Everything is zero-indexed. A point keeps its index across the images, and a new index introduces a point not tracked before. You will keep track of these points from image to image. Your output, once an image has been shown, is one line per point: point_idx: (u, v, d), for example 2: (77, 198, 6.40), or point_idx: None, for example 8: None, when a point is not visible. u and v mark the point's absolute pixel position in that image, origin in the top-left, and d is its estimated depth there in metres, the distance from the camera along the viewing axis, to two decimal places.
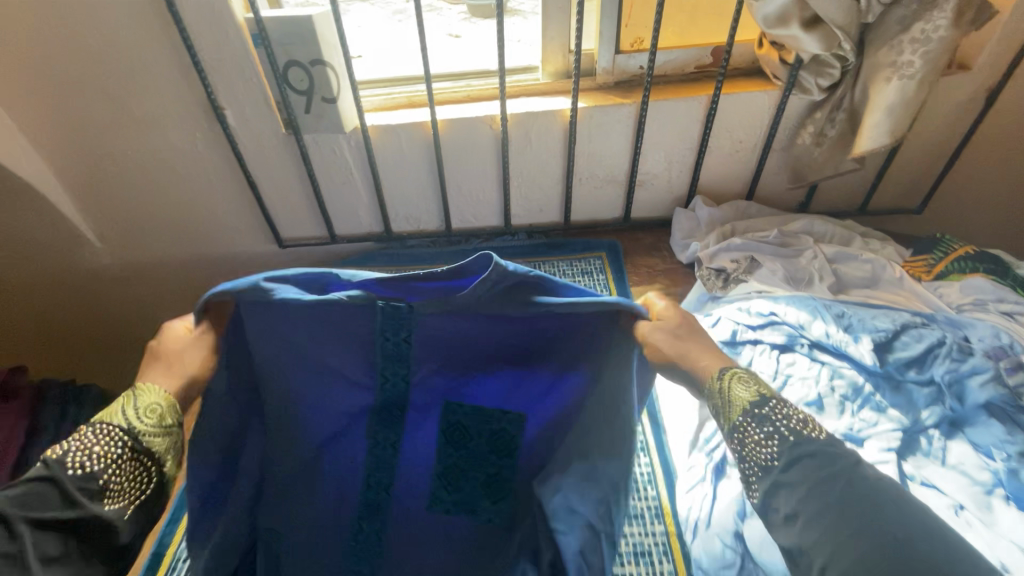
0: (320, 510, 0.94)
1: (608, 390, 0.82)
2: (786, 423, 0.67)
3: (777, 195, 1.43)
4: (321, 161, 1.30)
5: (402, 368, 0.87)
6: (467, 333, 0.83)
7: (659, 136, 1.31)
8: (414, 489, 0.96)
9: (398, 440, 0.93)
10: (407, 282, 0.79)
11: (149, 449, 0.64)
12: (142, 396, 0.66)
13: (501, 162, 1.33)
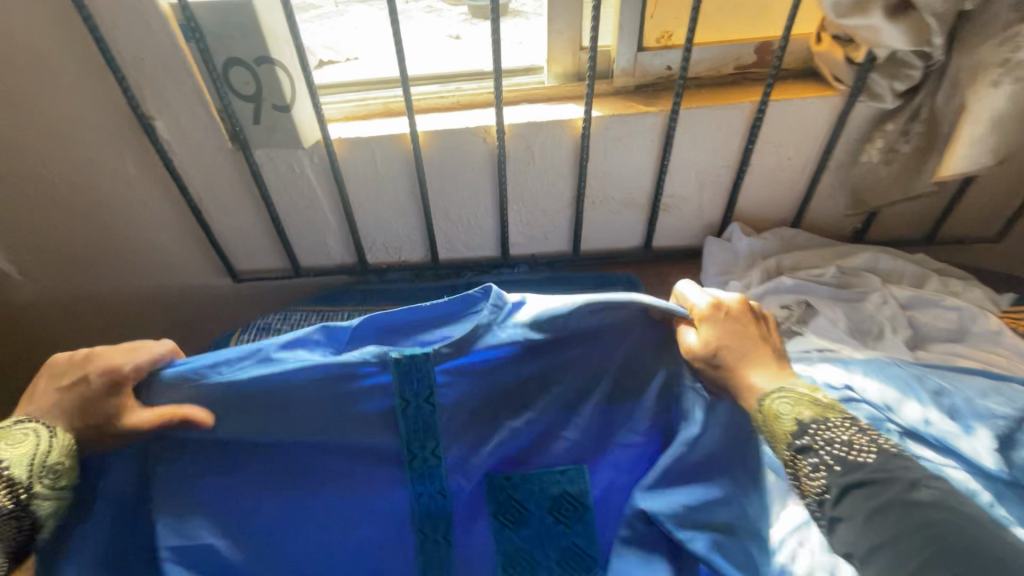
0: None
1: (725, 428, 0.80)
2: (831, 449, 0.66)
3: (828, 222, 1.19)
4: (278, 182, 1.07)
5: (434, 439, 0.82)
6: (498, 394, 0.83)
7: (690, 152, 1.07)
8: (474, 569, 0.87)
9: (449, 520, 0.85)
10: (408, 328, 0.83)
11: (33, 511, 0.66)
12: (49, 453, 0.68)
13: (498, 183, 1.10)
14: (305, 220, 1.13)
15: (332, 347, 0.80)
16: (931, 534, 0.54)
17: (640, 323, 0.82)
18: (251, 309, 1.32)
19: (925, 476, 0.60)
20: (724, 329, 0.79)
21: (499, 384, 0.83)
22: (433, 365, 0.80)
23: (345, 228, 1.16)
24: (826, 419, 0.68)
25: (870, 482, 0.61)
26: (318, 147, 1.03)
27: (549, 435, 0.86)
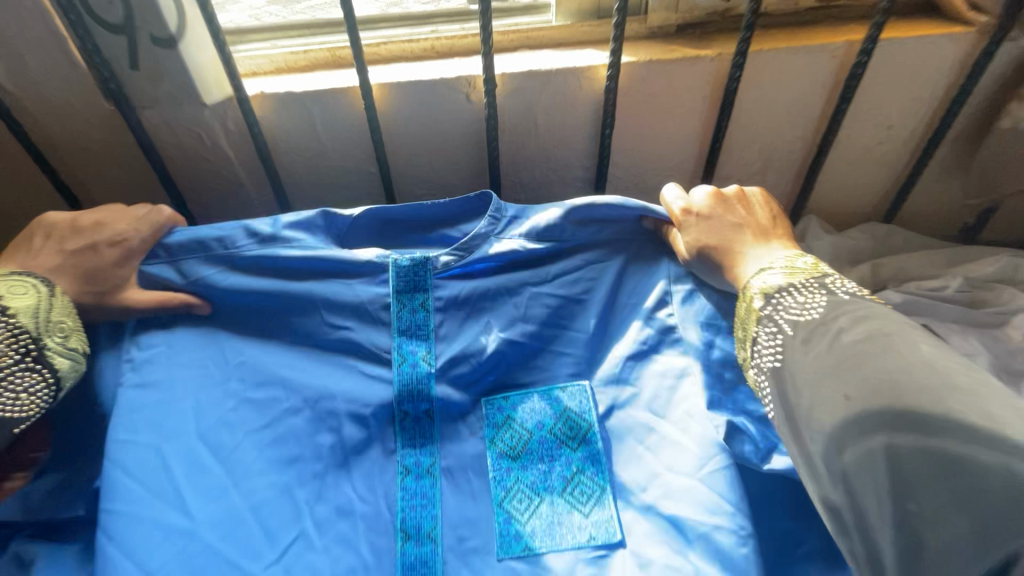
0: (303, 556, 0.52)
1: None
2: (787, 313, 0.51)
3: (932, 215, 0.89)
4: (180, 156, 0.77)
5: (417, 326, 0.61)
6: (486, 290, 0.63)
7: (754, 116, 0.77)
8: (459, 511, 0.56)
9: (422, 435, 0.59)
10: (406, 231, 0.70)
11: (50, 365, 0.52)
12: (54, 307, 0.54)
13: (487, 161, 0.80)
14: (226, 210, 0.84)
15: (334, 237, 0.66)
16: (885, 390, 0.41)
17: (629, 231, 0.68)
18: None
19: (862, 314, 0.48)
20: (706, 228, 0.63)
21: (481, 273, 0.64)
22: (435, 274, 0.63)
23: None
24: (788, 285, 0.53)
25: (818, 335, 0.48)
26: (232, 107, 0.73)
27: (541, 342, 0.63)
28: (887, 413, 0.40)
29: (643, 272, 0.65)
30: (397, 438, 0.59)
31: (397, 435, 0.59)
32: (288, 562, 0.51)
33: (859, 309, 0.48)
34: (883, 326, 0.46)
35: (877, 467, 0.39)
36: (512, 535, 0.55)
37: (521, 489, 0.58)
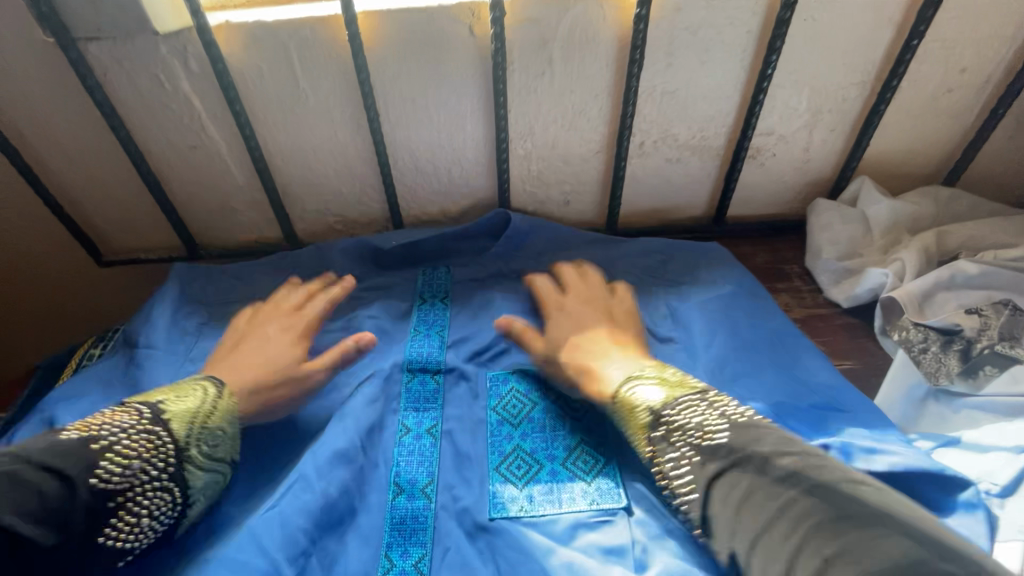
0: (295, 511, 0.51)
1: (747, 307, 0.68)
2: (686, 433, 0.48)
3: (998, 179, 0.78)
4: (135, 101, 0.66)
5: (428, 312, 0.71)
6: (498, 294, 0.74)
7: (808, 56, 0.66)
8: (462, 472, 0.57)
9: (432, 401, 0.62)
10: (421, 249, 0.78)
11: (187, 481, 0.49)
12: (212, 415, 0.54)
13: (494, 109, 0.69)
14: (197, 168, 0.73)
15: (366, 257, 0.78)
16: (805, 500, 0.38)
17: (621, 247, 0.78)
18: (133, 308, 0.89)
19: (776, 445, 0.44)
20: (569, 322, 0.67)
21: (488, 273, 0.77)
22: (450, 275, 0.76)
23: (257, 183, 0.75)
24: (670, 405, 0.51)
25: (728, 458, 0.44)
26: (193, 40, 0.62)
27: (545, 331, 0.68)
28: (786, 512, 0.38)
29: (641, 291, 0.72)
30: (401, 402, 0.62)
31: (401, 398, 0.62)
32: (284, 504, 0.51)
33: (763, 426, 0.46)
34: (804, 456, 0.42)
35: (800, 556, 0.36)
36: (505, 496, 0.55)
37: (520, 454, 0.58)
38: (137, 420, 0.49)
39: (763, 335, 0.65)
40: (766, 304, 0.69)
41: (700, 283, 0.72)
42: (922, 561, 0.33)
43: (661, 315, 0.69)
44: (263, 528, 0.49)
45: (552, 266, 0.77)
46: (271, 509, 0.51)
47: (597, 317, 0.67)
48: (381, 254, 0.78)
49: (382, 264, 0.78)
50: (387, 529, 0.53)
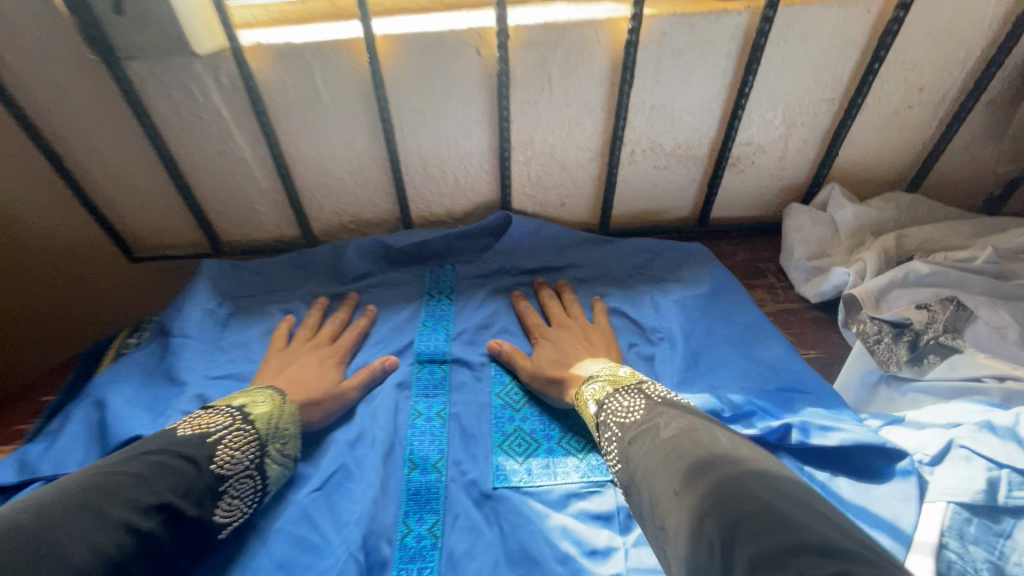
0: (338, 492, 0.60)
1: (720, 305, 0.76)
2: (617, 413, 0.54)
3: (955, 187, 0.86)
4: (170, 112, 0.72)
5: (437, 308, 0.78)
6: (501, 292, 0.81)
7: (782, 76, 0.73)
8: (471, 450, 0.65)
9: (442, 389, 0.69)
10: (424, 249, 0.85)
11: (266, 474, 0.56)
12: (283, 416, 0.60)
13: (497, 120, 0.76)
14: (224, 173, 0.80)
15: (375, 255, 0.85)
16: (684, 442, 0.43)
17: (612, 247, 0.85)
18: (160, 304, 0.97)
19: (675, 415, 0.49)
20: (554, 346, 0.71)
21: (491, 271, 0.84)
22: (456, 273, 0.83)
23: (278, 185, 0.82)
24: (609, 395, 0.57)
25: (641, 429, 0.49)
26: (226, 59, 0.68)
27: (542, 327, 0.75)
28: (668, 450, 0.44)
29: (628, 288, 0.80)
30: (413, 389, 0.69)
31: (413, 385, 0.69)
32: (329, 489, 0.60)
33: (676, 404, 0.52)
34: (697, 421, 0.47)
35: (659, 482, 0.42)
36: (508, 469, 0.62)
37: (521, 435, 0.66)
38: (231, 421, 0.55)
39: (735, 330, 0.73)
40: (738, 300, 0.77)
41: (680, 282, 0.80)
42: (762, 480, 0.37)
43: (647, 309, 0.77)
44: (313, 508, 0.58)
45: (549, 263, 0.84)
46: (316, 490, 0.60)
47: (571, 340, 0.71)
48: (388, 254, 0.84)
49: (390, 262, 0.85)
50: (403, 498, 0.60)
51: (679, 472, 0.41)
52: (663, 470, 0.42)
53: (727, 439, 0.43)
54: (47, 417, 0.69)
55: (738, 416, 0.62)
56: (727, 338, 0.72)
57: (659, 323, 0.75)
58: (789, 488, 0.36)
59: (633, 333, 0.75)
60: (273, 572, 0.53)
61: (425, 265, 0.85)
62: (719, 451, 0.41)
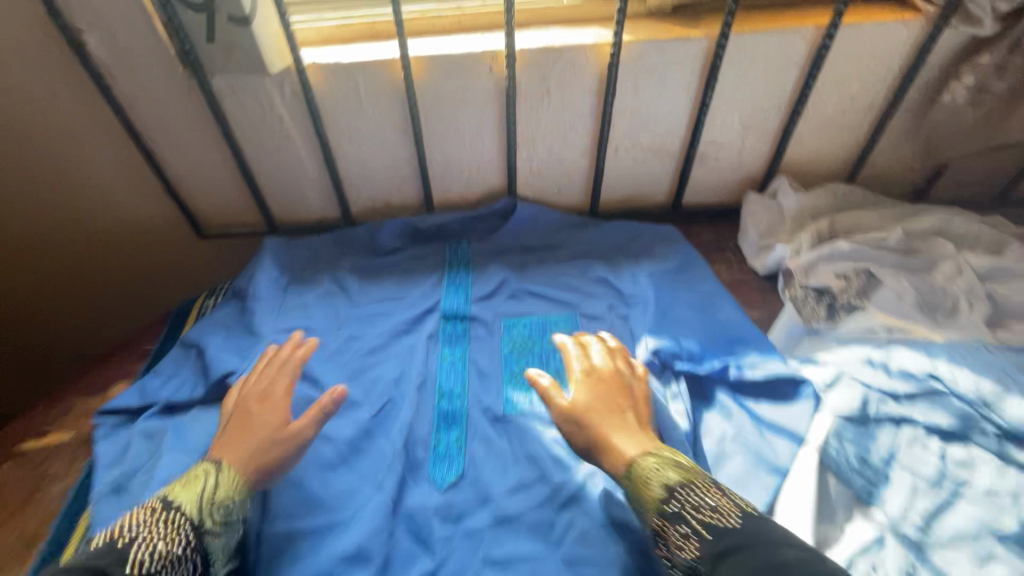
0: (386, 413, 0.79)
1: (685, 276, 0.95)
2: (698, 512, 0.55)
3: (886, 178, 1.03)
4: (242, 117, 0.90)
5: (457, 277, 0.96)
6: (509, 264, 0.99)
7: (737, 89, 0.90)
8: (486, 383, 0.83)
9: (462, 340, 0.88)
10: (444, 229, 1.03)
11: (206, 553, 0.58)
12: (217, 490, 0.62)
13: (505, 123, 0.93)
14: (281, 165, 0.97)
15: (404, 233, 1.03)
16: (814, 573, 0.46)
17: (600, 228, 1.03)
18: (226, 272, 1.16)
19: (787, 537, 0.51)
20: (597, 394, 0.70)
21: (501, 247, 1.02)
22: (471, 249, 1.01)
23: (325, 175, 1.00)
24: (671, 489, 0.58)
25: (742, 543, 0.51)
26: (290, 76, 0.85)
27: (540, 292, 0.93)
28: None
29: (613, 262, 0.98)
30: (440, 338, 0.88)
31: (439, 336, 0.88)
32: (381, 412, 0.79)
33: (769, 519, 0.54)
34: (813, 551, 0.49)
35: None
36: (514, 398, 0.80)
37: (523, 372, 0.83)
38: (151, 515, 0.57)
39: (696, 295, 0.91)
40: (701, 271, 0.95)
41: (654, 257, 0.97)
42: None
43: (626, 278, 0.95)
44: (372, 426, 0.77)
45: (547, 241, 1.02)
46: (374, 414, 0.79)
47: (606, 404, 0.68)
48: (415, 233, 1.03)
49: (417, 240, 1.04)
50: (436, 418, 0.79)
51: None
52: None
53: None
54: (153, 360, 0.89)
55: (691, 358, 0.79)
56: (688, 301, 0.90)
57: (636, 289, 0.92)
58: None
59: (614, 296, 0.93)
60: (347, 467, 0.73)
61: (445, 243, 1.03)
62: None
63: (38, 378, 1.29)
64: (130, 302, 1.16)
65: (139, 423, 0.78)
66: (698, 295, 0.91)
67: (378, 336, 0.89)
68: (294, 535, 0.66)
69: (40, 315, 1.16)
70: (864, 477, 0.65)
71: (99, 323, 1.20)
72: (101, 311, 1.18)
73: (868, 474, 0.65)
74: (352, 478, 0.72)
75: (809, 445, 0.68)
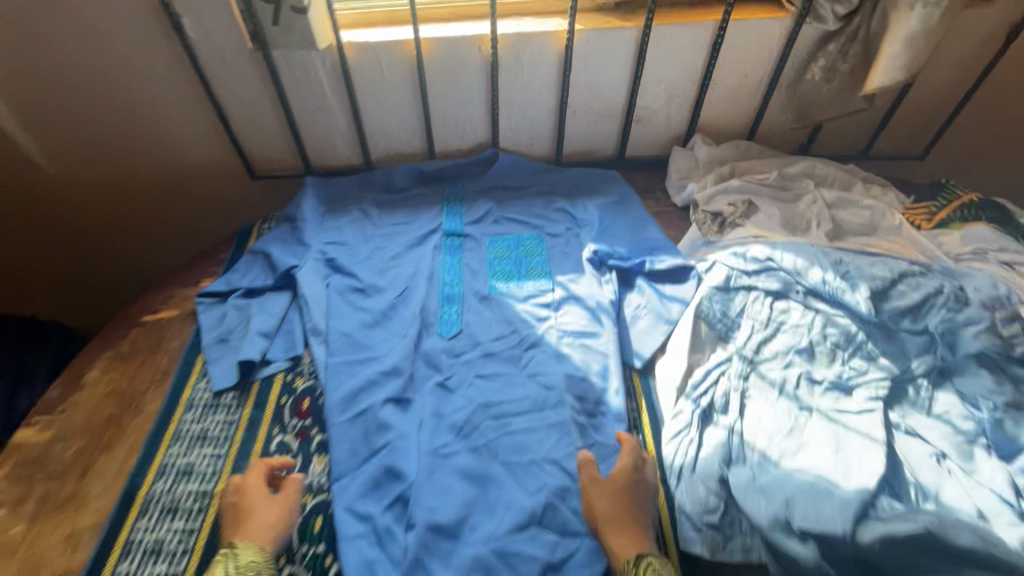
0: (405, 293, 1.11)
1: (624, 206, 1.27)
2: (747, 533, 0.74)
3: (778, 136, 1.37)
4: (292, 82, 1.20)
5: (455, 206, 1.28)
6: (494, 196, 1.31)
7: (661, 67, 1.22)
8: (476, 276, 1.14)
9: (460, 250, 1.19)
10: (443, 172, 1.35)
11: None
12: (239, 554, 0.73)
13: (490, 89, 1.24)
14: (319, 121, 1.28)
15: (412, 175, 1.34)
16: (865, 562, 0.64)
17: (563, 172, 1.35)
18: (270, 209, 1.47)
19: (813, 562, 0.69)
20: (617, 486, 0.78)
21: (488, 185, 1.33)
22: (463, 188, 1.33)
23: (352, 129, 1.30)
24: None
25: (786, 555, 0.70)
26: (331, 53, 1.15)
27: (516, 218, 1.26)
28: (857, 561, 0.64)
29: (571, 197, 1.30)
30: (443, 249, 1.20)
31: (442, 248, 1.20)
32: (400, 293, 1.11)
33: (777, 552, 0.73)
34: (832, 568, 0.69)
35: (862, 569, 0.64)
36: (497, 286, 1.12)
37: (504, 270, 1.15)
38: None
39: (631, 220, 1.24)
40: (636, 203, 1.28)
41: (602, 193, 1.30)
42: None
43: (581, 208, 1.27)
44: (396, 302, 1.09)
45: (522, 182, 1.34)
46: (397, 294, 1.10)
47: (628, 497, 0.77)
48: (420, 176, 1.34)
49: (422, 181, 1.35)
50: (442, 298, 1.10)
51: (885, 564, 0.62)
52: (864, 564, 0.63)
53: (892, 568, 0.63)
54: (229, 265, 1.20)
55: (620, 257, 1.13)
56: (624, 223, 1.24)
57: (587, 215, 1.25)
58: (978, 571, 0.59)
59: (571, 220, 1.26)
60: (379, 326, 1.05)
61: (444, 183, 1.34)
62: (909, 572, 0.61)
63: (116, 294, 1.59)
64: (199, 227, 1.47)
65: (230, 301, 1.09)
66: (631, 220, 1.24)
67: (397, 247, 1.20)
68: (347, 364, 0.98)
69: (125, 239, 1.46)
70: (726, 323, 0.99)
71: (167, 251, 1.50)
72: (170, 238, 1.48)
73: (724, 322, 0.99)
74: (384, 332, 1.04)
75: (690, 302, 1.03)
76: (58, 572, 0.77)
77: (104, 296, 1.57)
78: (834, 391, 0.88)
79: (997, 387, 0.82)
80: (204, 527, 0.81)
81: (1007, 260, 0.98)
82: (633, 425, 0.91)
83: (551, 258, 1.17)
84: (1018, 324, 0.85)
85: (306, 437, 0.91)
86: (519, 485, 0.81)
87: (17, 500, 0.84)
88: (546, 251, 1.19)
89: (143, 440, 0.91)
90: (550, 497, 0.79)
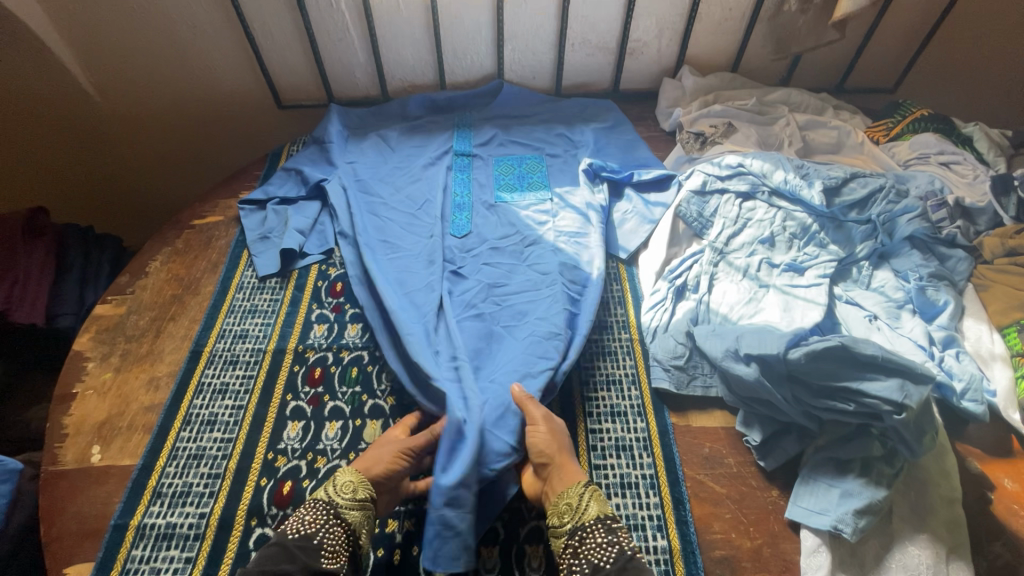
0: (415, 199, 1.24)
1: (618, 131, 1.41)
2: (710, 382, 0.93)
3: (760, 69, 1.49)
4: (318, 15, 1.32)
5: (464, 129, 1.40)
6: (501, 122, 1.44)
7: (651, 1, 1.34)
8: (483, 186, 1.28)
9: (467, 166, 1.31)
10: (452, 102, 1.46)
11: (346, 519, 0.77)
12: (337, 475, 0.81)
13: (496, 22, 1.36)
14: (341, 54, 1.41)
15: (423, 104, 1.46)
16: (794, 384, 0.82)
17: (564, 102, 1.48)
18: (297, 137, 1.61)
19: (764, 404, 0.86)
20: (550, 439, 0.83)
21: (494, 112, 1.46)
22: (472, 116, 1.45)
23: (370, 60, 1.43)
24: (585, 524, 0.75)
25: (744, 399, 0.88)
26: None
27: (518, 141, 1.38)
28: (789, 389, 0.82)
29: (570, 124, 1.43)
30: (452, 163, 1.32)
31: (452, 162, 1.32)
32: (416, 197, 1.24)
33: (738, 401, 0.90)
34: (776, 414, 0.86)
35: (789, 389, 0.82)
36: (502, 195, 1.25)
37: (508, 183, 1.28)
38: (311, 503, 0.78)
39: (624, 143, 1.38)
40: (628, 128, 1.41)
41: (599, 120, 1.43)
42: (861, 389, 0.76)
43: (578, 132, 1.40)
44: (410, 207, 1.22)
45: (525, 111, 1.47)
46: (410, 200, 1.24)
47: (558, 445, 0.83)
48: (432, 105, 1.45)
49: (433, 111, 1.46)
50: (453, 207, 1.22)
51: (806, 381, 0.81)
52: (792, 384, 0.82)
53: (818, 389, 0.80)
54: (264, 179, 1.35)
55: (613, 171, 1.26)
56: (615, 144, 1.37)
57: (584, 138, 1.38)
58: (886, 385, 0.74)
59: (569, 142, 1.39)
60: (397, 223, 1.19)
61: (456, 112, 1.46)
62: (834, 394, 0.79)
63: (159, 214, 1.76)
64: (234, 153, 1.63)
65: (269, 207, 1.24)
66: (624, 142, 1.38)
67: (410, 163, 1.32)
68: (374, 255, 1.12)
69: (167, 160, 1.62)
70: (702, 220, 1.12)
71: (204, 170, 1.66)
72: (206, 160, 1.64)
73: (699, 218, 1.12)
74: (407, 231, 1.17)
75: (671, 205, 1.18)
76: (146, 405, 0.95)
77: (150, 215, 1.75)
78: (789, 270, 1.02)
79: (923, 262, 0.99)
80: (261, 373, 0.99)
81: (946, 161, 1.15)
82: (616, 300, 1.09)
83: (551, 175, 1.31)
84: (944, 209, 1.02)
85: (341, 310, 1.08)
86: (513, 335, 0.98)
87: (103, 355, 1.01)
88: (546, 167, 1.32)
89: (203, 312, 1.08)
90: (534, 341, 0.96)
